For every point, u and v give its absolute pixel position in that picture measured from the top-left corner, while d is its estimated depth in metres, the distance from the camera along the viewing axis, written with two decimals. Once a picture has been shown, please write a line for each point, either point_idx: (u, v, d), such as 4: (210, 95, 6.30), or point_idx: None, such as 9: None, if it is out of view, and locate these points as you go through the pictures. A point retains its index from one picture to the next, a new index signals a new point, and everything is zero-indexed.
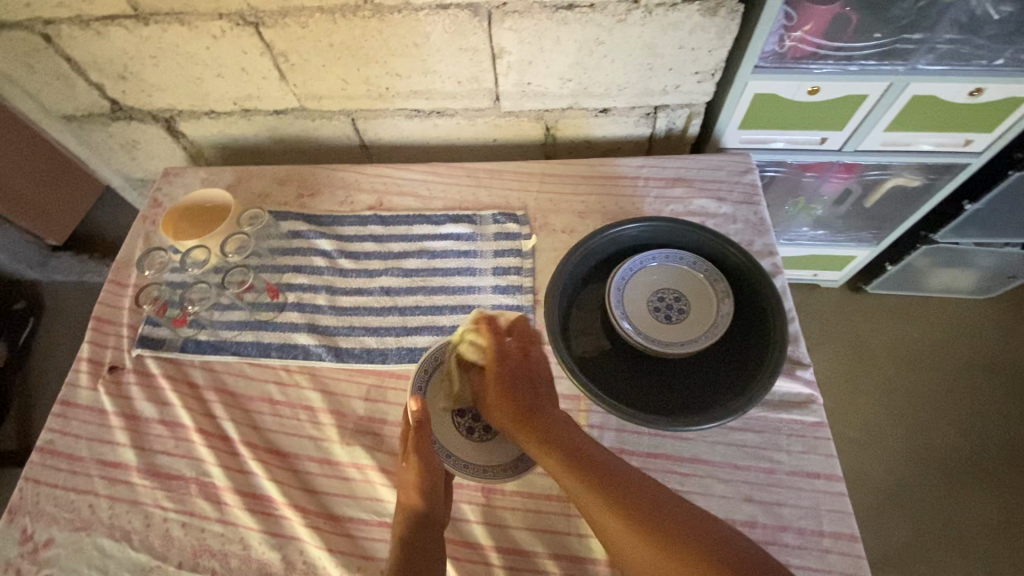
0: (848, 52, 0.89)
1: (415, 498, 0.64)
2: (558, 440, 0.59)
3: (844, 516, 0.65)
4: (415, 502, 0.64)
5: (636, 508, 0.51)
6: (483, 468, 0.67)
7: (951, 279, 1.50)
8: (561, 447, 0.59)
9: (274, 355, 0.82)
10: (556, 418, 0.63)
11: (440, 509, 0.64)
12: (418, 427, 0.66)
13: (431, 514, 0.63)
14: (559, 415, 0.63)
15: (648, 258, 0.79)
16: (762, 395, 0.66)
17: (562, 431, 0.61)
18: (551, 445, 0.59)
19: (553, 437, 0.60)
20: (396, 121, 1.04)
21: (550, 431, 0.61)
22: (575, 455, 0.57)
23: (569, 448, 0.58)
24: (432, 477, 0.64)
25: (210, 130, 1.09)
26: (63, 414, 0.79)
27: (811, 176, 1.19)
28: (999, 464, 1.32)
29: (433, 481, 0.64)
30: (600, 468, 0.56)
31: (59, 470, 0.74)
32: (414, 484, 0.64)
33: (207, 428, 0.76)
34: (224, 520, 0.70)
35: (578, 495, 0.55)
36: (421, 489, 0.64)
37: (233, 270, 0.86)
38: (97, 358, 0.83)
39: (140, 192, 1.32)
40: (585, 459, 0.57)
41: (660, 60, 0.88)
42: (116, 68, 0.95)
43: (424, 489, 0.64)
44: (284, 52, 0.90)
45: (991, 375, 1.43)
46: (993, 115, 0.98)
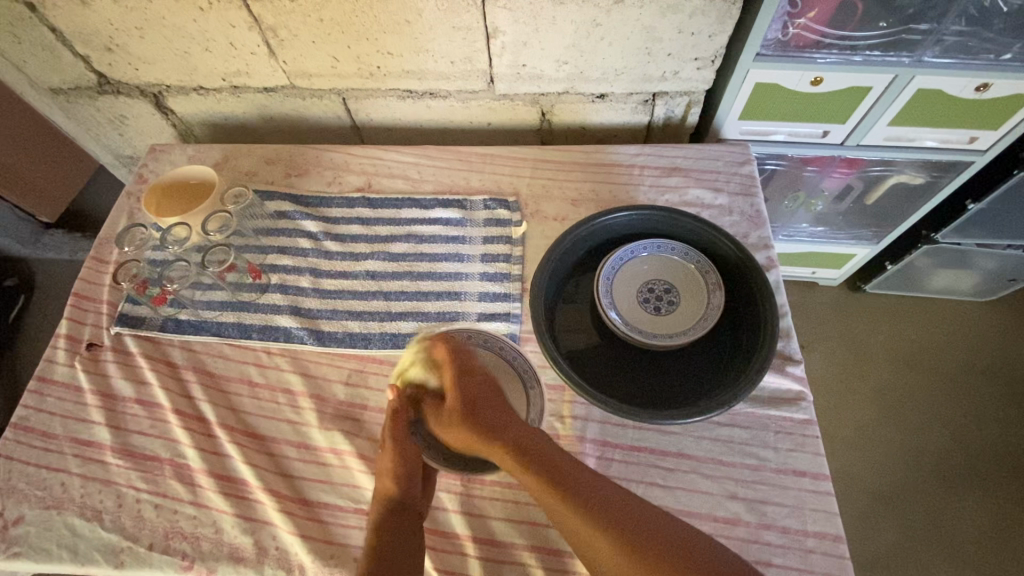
0: (853, 41, 0.86)
1: (390, 486, 0.62)
2: (536, 457, 0.57)
3: (829, 516, 0.64)
4: (389, 489, 0.62)
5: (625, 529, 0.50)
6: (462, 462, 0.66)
7: (951, 280, 1.47)
8: (539, 464, 0.56)
9: (255, 337, 0.80)
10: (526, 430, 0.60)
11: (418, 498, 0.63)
12: (394, 416, 0.65)
13: (407, 501, 0.62)
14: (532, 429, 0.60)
15: (639, 248, 0.77)
16: (749, 390, 0.64)
17: (541, 444, 0.58)
18: (527, 460, 0.57)
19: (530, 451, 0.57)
20: (388, 101, 1.01)
21: (525, 446, 0.58)
22: (555, 473, 0.55)
23: (550, 467, 0.56)
24: (410, 463, 0.63)
25: (199, 106, 1.07)
26: (39, 391, 0.77)
27: (811, 170, 1.17)
28: (992, 469, 1.30)
29: (410, 469, 0.62)
30: (582, 488, 0.54)
31: (33, 448, 0.73)
32: (389, 471, 0.62)
33: (184, 408, 0.75)
34: (197, 502, 0.69)
35: (550, 505, 0.54)
36: (397, 477, 0.62)
37: (213, 249, 0.83)
38: (75, 335, 0.82)
39: (130, 169, 1.30)
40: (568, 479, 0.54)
41: (659, 44, 0.85)
42: (102, 40, 0.92)
43: (401, 476, 0.62)
44: (273, 27, 0.87)
45: (989, 379, 1.41)
46: (1000, 111, 0.95)
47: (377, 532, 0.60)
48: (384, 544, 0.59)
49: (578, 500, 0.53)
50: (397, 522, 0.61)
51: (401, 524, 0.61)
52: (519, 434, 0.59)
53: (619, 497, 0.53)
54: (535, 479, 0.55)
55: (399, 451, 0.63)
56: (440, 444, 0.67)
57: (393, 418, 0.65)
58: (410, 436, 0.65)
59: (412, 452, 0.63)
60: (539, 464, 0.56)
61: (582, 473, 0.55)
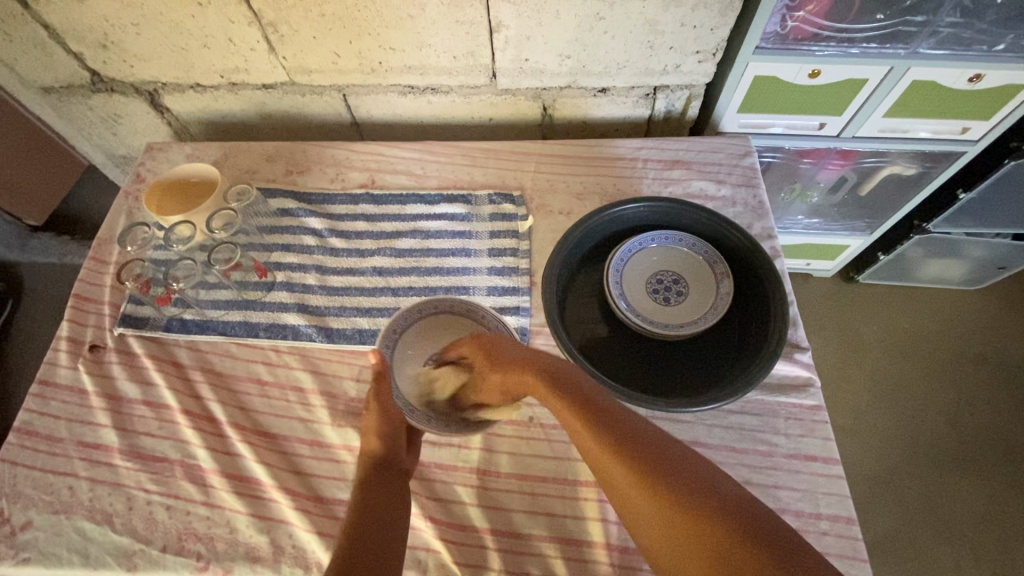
0: (850, 34, 0.88)
1: (374, 444, 0.64)
2: (570, 391, 0.56)
3: (841, 499, 0.65)
4: (373, 447, 0.64)
5: (655, 464, 0.47)
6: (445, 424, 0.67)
7: (941, 269, 1.50)
8: (571, 395, 0.55)
9: (262, 335, 0.79)
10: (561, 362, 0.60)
11: (401, 457, 0.66)
12: (379, 376, 0.65)
13: (390, 458, 0.64)
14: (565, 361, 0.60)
15: (647, 240, 0.77)
16: (761, 378, 0.65)
17: (576, 380, 0.57)
18: (559, 386, 0.56)
19: (559, 381, 0.57)
20: (388, 97, 1.01)
21: (558, 382, 0.57)
22: (587, 404, 0.53)
23: (583, 399, 0.54)
24: (394, 421, 0.65)
25: (196, 104, 1.05)
26: (41, 395, 0.76)
27: (807, 163, 1.18)
28: (985, 452, 1.34)
29: (393, 427, 0.65)
30: (615, 422, 0.51)
31: (37, 452, 0.72)
32: (374, 431, 0.64)
33: (193, 409, 0.74)
34: (210, 503, 0.68)
35: (574, 429, 0.53)
36: (379, 435, 0.64)
37: (218, 247, 0.81)
38: (78, 337, 0.80)
39: (123, 169, 1.28)
40: (595, 402, 0.54)
41: (662, 38, 0.86)
42: (96, 36, 0.91)
43: (384, 433, 0.64)
44: (273, 22, 0.86)
45: (980, 365, 1.45)
46: (991, 102, 0.97)
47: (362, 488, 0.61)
48: (369, 498, 0.60)
49: (610, 432, 0.50)
50: (382, 477, 0.63)
51: (386, 479, 0.63)
52: (551, 368, 0.59)
53: (657, 438, 0.50)
54: (558, 399, 0.55)
55: (382, 412, 0.65)
56: (422, 405, 0.68)
57: (378, 378, 0.65)
58: (394, 397, 0.66)
59: (394, 411, 0.66)
60: (571, 396, 0.55)
61: (621, 410, 0.53)
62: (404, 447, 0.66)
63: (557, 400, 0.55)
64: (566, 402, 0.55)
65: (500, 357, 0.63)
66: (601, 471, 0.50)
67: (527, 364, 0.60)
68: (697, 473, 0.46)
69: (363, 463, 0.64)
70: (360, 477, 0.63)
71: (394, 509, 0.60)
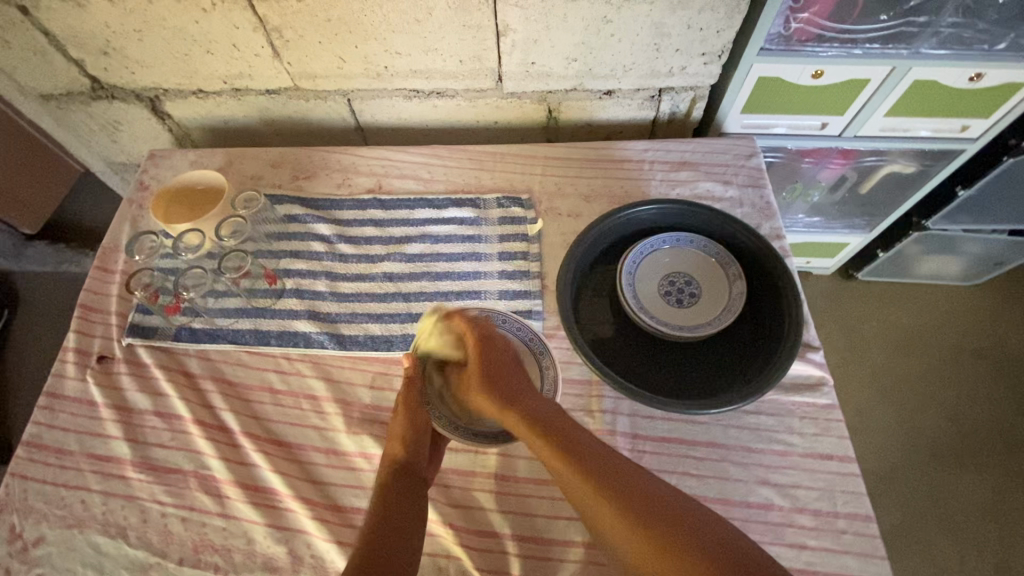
0: (853, 35, 0.89)
1: (399, 450, 0.64)
2: (548, 428, 0.58)
3: (858, 497, 0.66)
4: (397, 453, 0.64)
5: (627, 502, 0.51)
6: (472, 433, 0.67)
7: (939, 266, 1.52)
8: (549, 434, 0.58)
9: (273, 343, 0.79)
10: (538, 400, 0.62)
11: (424, 465, 0.65)
12: (409, 382, 0.68)
13: (413, 464, 0.64)
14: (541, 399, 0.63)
15: (659, 242, 0.78)
16: (778, 378, 0.65)
17: (552, 416, 0.60)
18: (538, 428, 0.59)
19: (538, 422, 0.59)
20: (393, 102, 1.00)
21: (539, 419, 0.60)
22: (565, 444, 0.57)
23: (562, 437, 0.57)
24: (420, 428, 0.66)
25: (197, 110, 1.04)
26: (50, 407, 0.75)
27: (809, 162, 1.19)
28: (985, 446, 1.35)
29: (419, 433, 0.65)
30: (592, 461, 0.55)
31: (48, 466, 0.71)
32: (400, 435, 0.65)
33: (205, 419, 0.74)
34: (226, 514, 0.68)
35: (557, 471, 0.56)
36: (405, 441, 0.64)
37: (228, 255, 0.80)
38: (85, 348, 0.79)
39: (122, 177, 1.26)
40: (575, 445, 0.56)
41: (669, 40, 0.87)
42: (97, 43, 0.89)
43: (410, 439, 0.65)
44: (278, 27, 0.86)
45: (979, 360, 1.47)
46: (991, 100, 0.98)
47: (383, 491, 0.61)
48: (391, 504, 0.60)
49: (587, 472, 0.54)
50: (404, 483, 0.62)
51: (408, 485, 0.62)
52: (530, 406, 0.61)
53: (630, 475, 0.53)
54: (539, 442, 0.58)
55: (411, 418, 0.66)
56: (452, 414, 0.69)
57: (409, 383, 0.67)
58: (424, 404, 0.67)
59: (423, 419, 0.66)
60: (550, 434, 0.58)
61: (595, 448, 0.56)
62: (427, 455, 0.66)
63: (537, 439, 0.58)
64: (544, 441, 0.57)
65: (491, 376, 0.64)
66: (581, 504, 0.54)
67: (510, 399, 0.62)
68: (673, 513, 0.49)
69: (386, 468, 0.64)
70: (382, 481, 0.63)
71: (410, 515, 0.59)
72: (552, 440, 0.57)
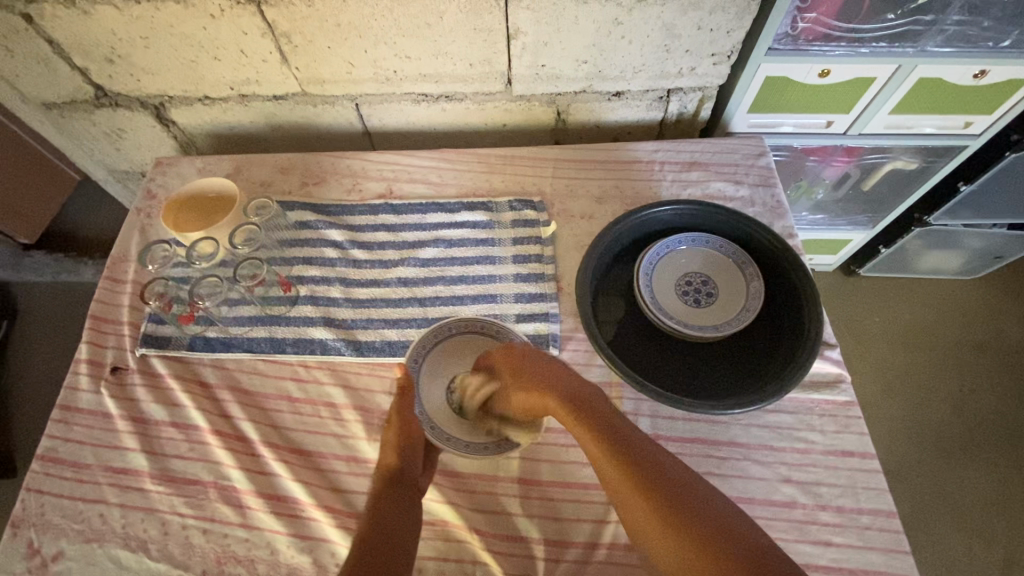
0: (861, 33, 0.89)
1: (391, 458, 0.65)
2: (584, 405, 0.60)
3: (880, 493, 0.66)
4: (390, 461, 0.65)
5: (655, 480, 0.52)
6: (465, 443, 0.68)
7: (940, 261, 1.54)
8: (584, 411, 0.59)
9: (289, 351, 0.78)
10: (580, 386, 0.63)
11: (417, 473, 0.65)
12: (402, 392, 0.69)
13: (405, 472, 0.64)
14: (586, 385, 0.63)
15: (675, 242, 0.78)
16: (799, 378, 0.66)
17: (588, 395, 0.61)
18: (580, 411, 0.59)
19: (581, 405, 0.60)
20: (402, 106, 1.00)
21: (577, 397, 0.61)
22: (600, 421, 0.58)
23: (597, 415, 0.59)
24: (412, 436, 0.66)
25: (203, 117, 1.03)
26: (64, 420, 0.74)
27: (813, 160, 1.20)
28: (990, 438, 1.37)
29: (411, 442, 0.65)
30: (625, 438, 0.56)
31: (64, 480, 0.70)
32: (391, 444, 0.65)
33: (223, 429, 0.73)
34: (248, 524, 0.67)
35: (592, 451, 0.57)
36: (396, 448, 0.65)
37: (243, 263, 0.80)
38: (98, 359, 0.78)
39: (125, 184, 1.25)
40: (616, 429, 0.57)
41: (679, 42, 0.87)
42: (103, 50, 0.88)
43: (401, 446, 0.65)
44: (287, 32, 0.85)
45: (981, 353, 1.48)
46: (995, 96, 1.00)
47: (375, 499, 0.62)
48: (382, 512, 0.61)
49: (619, 447, 0.55)
50: (396, 492, 0.63)
51: (400, 494, 0.63)
52: (569, 385, 0.62)
53: (658, 457, 0.54)
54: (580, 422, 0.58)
55: (402, 426, 0.66)
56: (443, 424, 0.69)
57: (400, 393, 0.68)
58: (416, 414, 0.68)
59: (415, 429, 0.67)
60: (586, 411, 0.59)
61: (628, 427, 0.58)
62: (419, 462, 0.66)
63: (573, 415, 0.59)
64: (580, 416, 0.59)
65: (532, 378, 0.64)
66: (604, 477, 0.55)
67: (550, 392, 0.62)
68: (709, 513, 0.49)
69: (379, 476, 0.64)
70: (376, 490, 0.63)
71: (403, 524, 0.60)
72: (587, 416, 0.58)
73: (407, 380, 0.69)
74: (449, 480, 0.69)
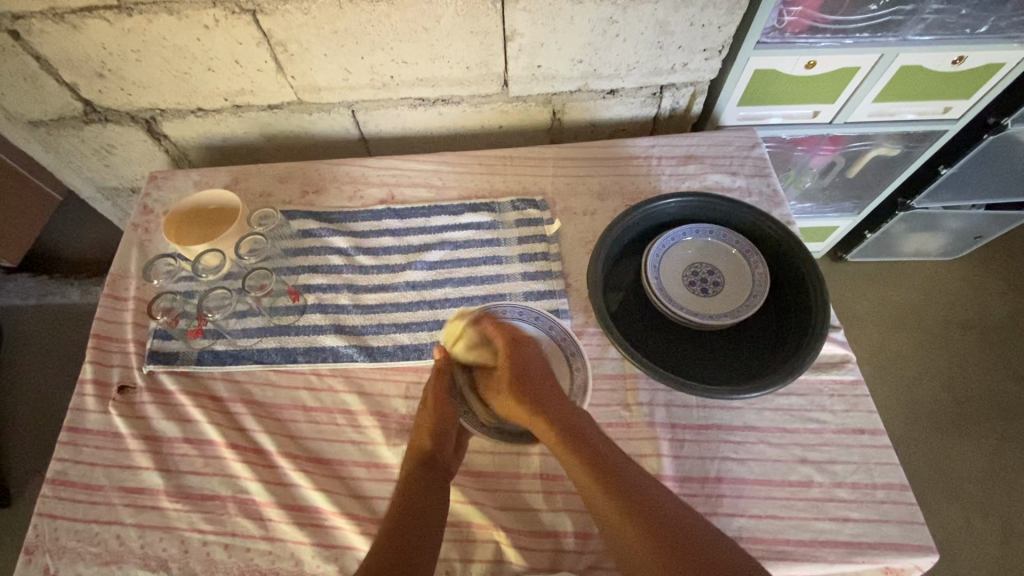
0: (845, 25, 0.92)
1: (427, 441, 0.65)
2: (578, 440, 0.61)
3: (893, 467, 0.68)
4: (425, 444, 0.65)
5: (654, 523, 0.54)
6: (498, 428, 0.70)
7: (922, 243, 1.58)
8: (587, 452, 0.60)
9: (301, 360, 0.78)
10: (574, 417, 0.64)
11: (448, 457, 0.66)
12: (439, 375, 0.70)
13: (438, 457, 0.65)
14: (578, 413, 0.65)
15: (681, 234, 0.80)
16: (810, 360, 0.67)
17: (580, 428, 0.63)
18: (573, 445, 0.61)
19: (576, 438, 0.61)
20: (398, 111, 1.00)
21: (571, 428, 0.62)
22: (592, 456, 0.60)
23: (590, 449, 0.60)
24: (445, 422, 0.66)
25: (195, 129, 1.02)
26: (73, 442, 0.72)
27: (801, 150, 1.22)
28: (980, 412, 1.41)
29: (447, 425, 0.66)
30: (619, 475, 0.58)
31: (77, 503, 0.68)
32: (427, 427, 0.66)
33: (239, 441, 0.72)
34: (271, 537, 0.66)
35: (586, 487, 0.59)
36: (432, 431, 0.65)
37: (251, 273, 0.80)
38: (103, 379, 0.77)
39: (113, 201, 1.23)
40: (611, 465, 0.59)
41: (672, 38, 0.89)
42: (93, 65, 0.87)
43: (437, 430, 0.65)
44: (283, 41, 0.84)
45: (966, 330, 1.53)
46: (973, 81, 1.03)
47: (408, 482, 0.62)
48: (414, 495, 0.61)
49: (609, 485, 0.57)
50: (428, 476, 0.63)
51: (432, 477, 0.63)
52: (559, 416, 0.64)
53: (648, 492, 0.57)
54: (573, 458, 0.60)
55: (438, 410, 0.67)
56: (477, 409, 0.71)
57: (438, 376, 0.70)
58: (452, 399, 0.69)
59: (451, 412, 0.67)
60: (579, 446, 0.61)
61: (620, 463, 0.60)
62: (451, 447, 0.67)
63: (566, 447, 0.61)
64: (573, 452, 0.60)
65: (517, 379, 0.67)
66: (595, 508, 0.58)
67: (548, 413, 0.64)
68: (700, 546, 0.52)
69: (412, 459, 0.64)
70: (408, 473, 0.63)
71: (435, 507, 0.61)
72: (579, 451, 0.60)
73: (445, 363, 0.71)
74: (471, 480, 0.69)
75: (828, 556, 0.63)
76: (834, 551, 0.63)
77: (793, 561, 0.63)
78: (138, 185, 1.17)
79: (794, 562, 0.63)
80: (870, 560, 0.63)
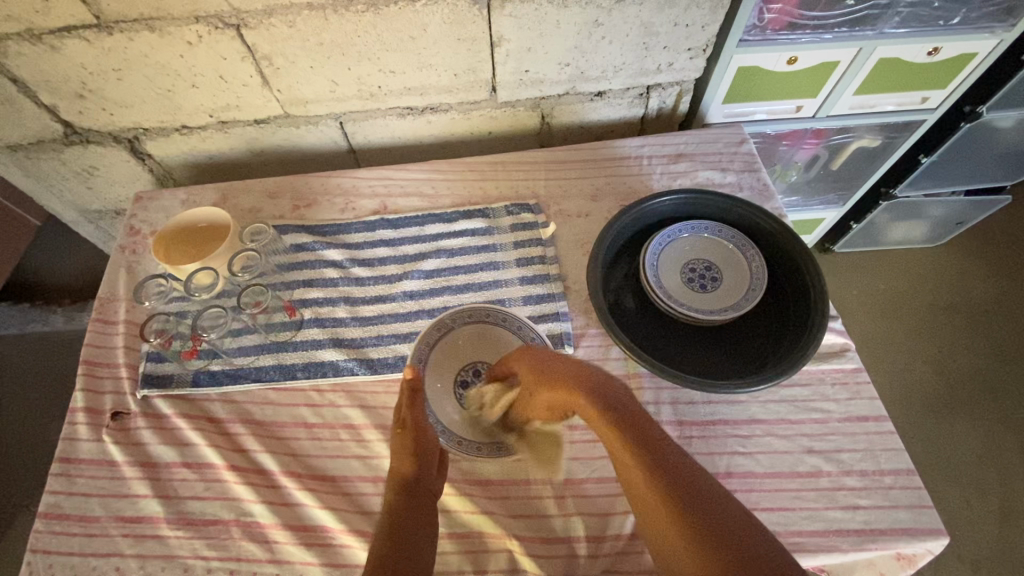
0: (823, 21, 0.93)
1: (410, 467, 0.62)
2: (612, 402, 0.58)
3: (898, 453, 0.68)
4: (407, 468, 0.61)
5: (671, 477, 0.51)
6: (476, 446, 0.67)
7: (906, 231, 1.61)
8: (615, 408, 0.58)
9: (300, 376, 0.76)
10: (607, 380, 0.61)
11: (432, 477, 0.63)
12: (412, 394, 0.64)
13: (422, 479, 0.61)
14: (605, 377, 0.61)
15: (678, 230, 0.80)
16: (808, 355, 0.68)
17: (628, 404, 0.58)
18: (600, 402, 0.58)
19: (604, 396, 0.59)
20: (387, 121, 1.00)
21: (603, 391, 0.60)
22: (629, 417, 0.56)
23: (617, 405, 0.58)
24: (427, 444, 0.63)
25: (180, 148, 1.00)
26: (65, 473, 0.69)
27: (785, 145, 1.24)
28: (972, 393, 1.43)
29: (427, 447, 0.63)
30: (643, 429, 0.56)
31: (72, 536, 0.66)
32: (407, 450, 0.62)
33: (240, 463, 0.70)
34: (277, 560, 0.64)
35: (609, 441, 0.56)
36: (414, 454, 0.62)
37: (246, 290, 0.79)
38: (95, 407, 0.74)
39: (98, 224, 1.21)
40: (636, 422, 0.56)
41: (657, 39, 0.90)
42: (72, 86, 0.85)
43: (418, 453, 0.62)
44: (268, 55, 0.84)
45: (953, 314, 1.56)
46: (948, 72, 1.06)
47: (393, 511, 0.58)
48: (402, 519, 0.57)
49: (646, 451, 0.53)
50: (416, 501, 0.60)
51: (416, 500, 0.60)
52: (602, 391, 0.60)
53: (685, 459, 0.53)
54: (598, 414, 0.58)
55: (417, 429, 0.63)
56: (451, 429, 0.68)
57: (413, 396, 0.64)
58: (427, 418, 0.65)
59: (428, 434, 0.64)
60: (614, 408, 0.58)
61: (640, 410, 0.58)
62: (433, 469, 0.63)
63: (591, 403, 0.58)
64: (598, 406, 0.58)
65: (547, 371, 0.62)
66: (618, 462, 0.55)
67: (577, 376, 0.61)
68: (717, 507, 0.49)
69: (394, 485, 0.61)
70: (392, 497, 0.60)
71: (427, 533, 0.57)
72: (616, 417, 0.57)
73: (418, 381, 0.65)
74: (481, 489, 0.68)
75: (842, 545, 0.63)
76: (847, 540, 0.63)
77: (807, 552, 0.63)
78: (122, 207, 1.15)
79: (808, 553, 0.63)
80: (883, 547, 0.63)
